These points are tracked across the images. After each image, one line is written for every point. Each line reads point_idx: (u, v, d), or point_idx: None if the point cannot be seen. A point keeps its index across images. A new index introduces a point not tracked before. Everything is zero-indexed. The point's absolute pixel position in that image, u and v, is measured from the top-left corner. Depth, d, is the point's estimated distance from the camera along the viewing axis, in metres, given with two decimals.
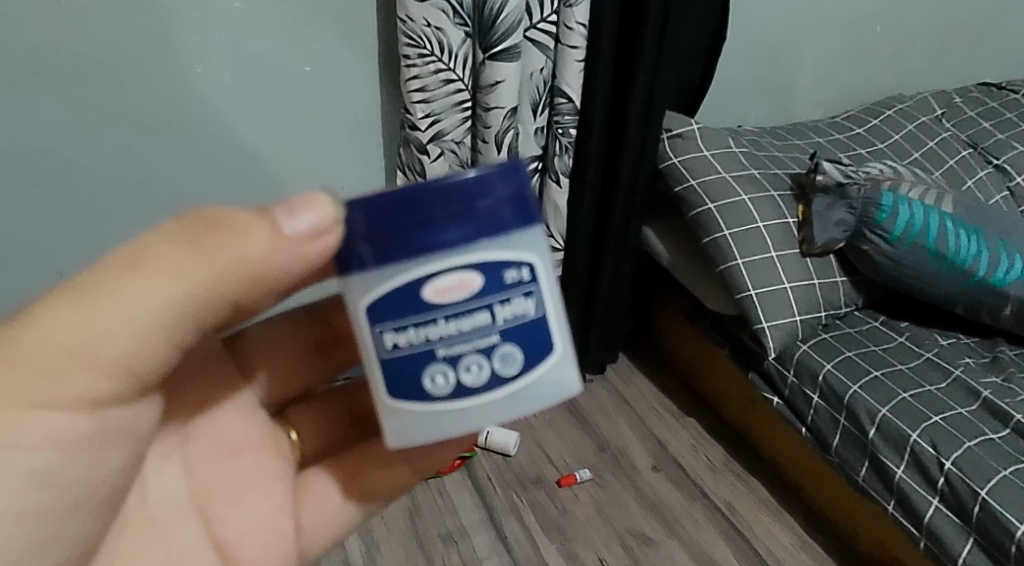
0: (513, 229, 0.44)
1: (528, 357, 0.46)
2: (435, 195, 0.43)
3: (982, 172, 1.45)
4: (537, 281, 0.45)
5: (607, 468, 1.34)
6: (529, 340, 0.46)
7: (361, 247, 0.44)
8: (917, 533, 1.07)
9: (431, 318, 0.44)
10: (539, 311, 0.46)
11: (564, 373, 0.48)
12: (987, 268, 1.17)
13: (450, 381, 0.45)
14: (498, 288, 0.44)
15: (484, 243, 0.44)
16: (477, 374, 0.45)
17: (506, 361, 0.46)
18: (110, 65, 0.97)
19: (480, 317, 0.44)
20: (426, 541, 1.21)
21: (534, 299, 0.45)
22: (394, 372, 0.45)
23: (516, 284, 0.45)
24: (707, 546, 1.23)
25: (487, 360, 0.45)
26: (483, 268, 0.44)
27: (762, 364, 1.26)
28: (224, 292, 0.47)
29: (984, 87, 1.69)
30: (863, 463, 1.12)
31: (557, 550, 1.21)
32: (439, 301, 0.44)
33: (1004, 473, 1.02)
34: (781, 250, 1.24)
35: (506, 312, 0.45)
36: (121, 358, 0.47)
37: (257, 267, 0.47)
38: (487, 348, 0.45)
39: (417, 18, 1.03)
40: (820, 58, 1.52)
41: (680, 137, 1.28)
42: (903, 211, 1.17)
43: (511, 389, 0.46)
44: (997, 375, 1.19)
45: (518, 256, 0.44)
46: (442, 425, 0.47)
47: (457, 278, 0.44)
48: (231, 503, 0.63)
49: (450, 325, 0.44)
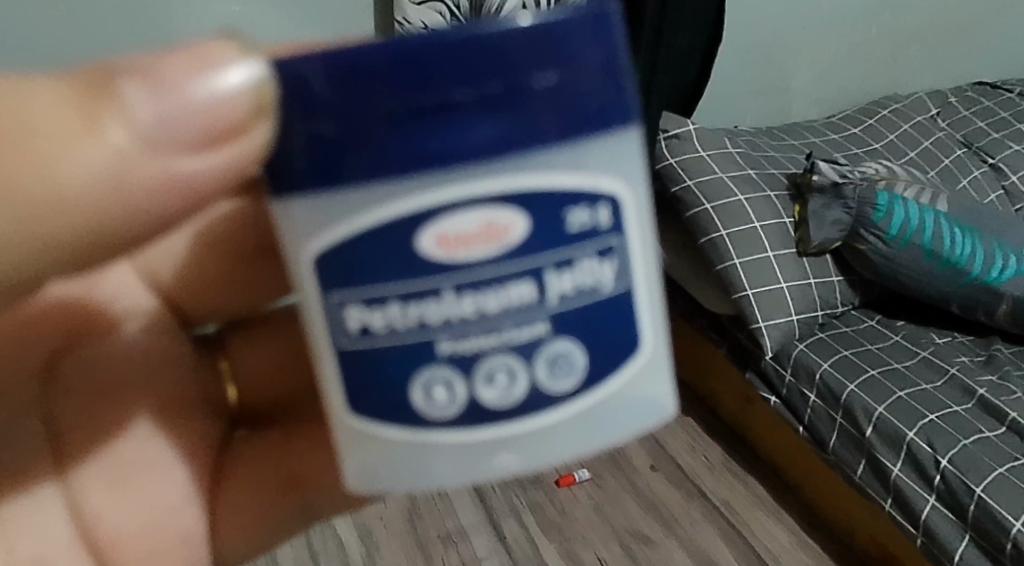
0: (587, 144, 0.31)
1: (586, 362, 0.33)
2: (461, 57, 0.28)
3: (977, 172, 1.46)
4: (618, 232, 0.32)
5: (606, 468, 1.34)
6: (591, 333, 0.33)
7: (324, 124, 0.29)
8: (915, 531, 1.07)
9: (433, 287, 0.31)
10: (616, 286, 0.33)
11: (645, 381, 0.35)
12: (982, 267, 1.18)
13: (458, 397, 0.32)
14: (552, 242, 0.31)
15: (539, 160, 0.30)
16: (503, 388, 0.33)
17: (553, 368, 0.33)
18: None
19: (518, 290, 0.31)
20: (425, 541, 1.21)
21: (610, 265, 0.32)
22: (373, 373, 0.32)
23: (581, 236, 0.31)
24: (706, 545, 1.23)
25: (521, 366, 0.32)
26: (528, 207, 0.30)
27: (760, 364, 1.26)
28: (64, 231, 0.34)
29: (978, 87, 1.69)
30: (860, 461, 1.13)
31: (555, 550, 1.21)
32: (452, 257, 0.30)
33: (1001, 470, 1.03)
34: (778, 250, 1.24)
35: (563, 285, 0.32)
36: None
37: (116, 187, 0.33)
38: (526, 345, 0.32)
39: (415, 21, 1.04)
40: (815, 60, 1.53)
41: (677, 138, 1.28)
42: (898, 210, 1.18)
43: (555, 412, 0.34)
44: (992, 373, 1.19)
45: (593, 190, 0.31)
46: (438, 465, 0.34)
47: (484, 221, 0.30)
48: (111, 493, 0.53)
49: (469, 302, 0.31)
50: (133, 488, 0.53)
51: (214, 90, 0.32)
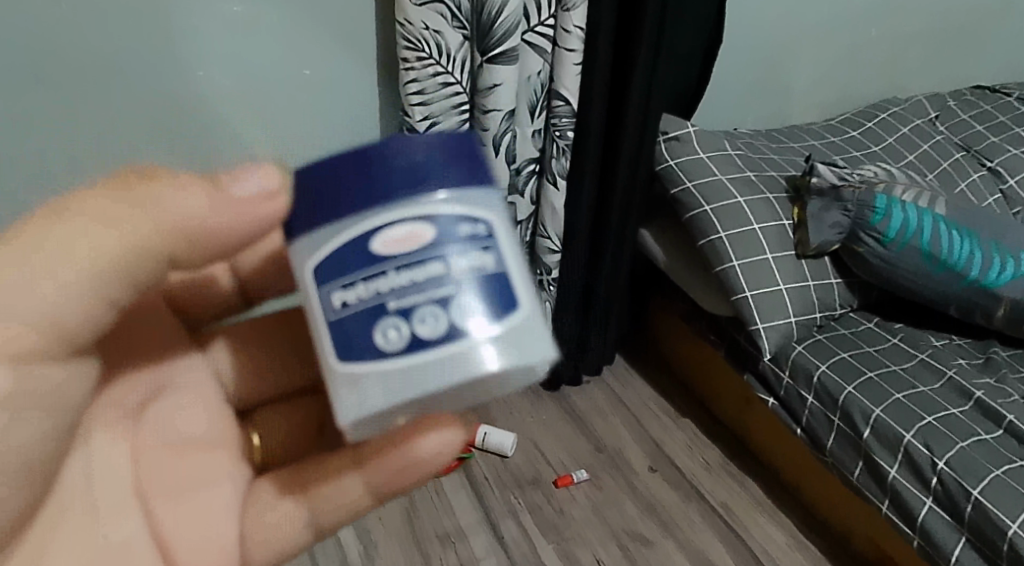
0: (470, 186, 0.45)
1: (490, 307, 0.43)
2: (386, 149, 0.45)
3: (975, 175, 1.47)
4: (495, 239, 0.44)
5: (604, 469, 1.34)
6: (491, 291, 0.43)
7: (310, 208, 0.46)
8: (911, 533, 1.08)
9: (380, 270, 0.43)
10: (498, 267, 0.44)
11: (537, 334, 0.45)
12: (979, 270, 1.19)
13: (404, 334, 0.43)
14: (450, 237, 0.44)
15: (440, 195, 0.44)
16: (433, 325, 0.42)
17: (465, 311, 0.43)
18: (108, 66, 0.97)
19: (434, 266, 0.43)
20: (424, 542, 1.21)
21: (492, 256, 0.44)
22: (341, 338, 0.43)
23: (473, 237, 0.44)
24: (703, 546, 1.24)
25: (444, 310, 0.43)
26: (435, 221, 0.44)
27: (758, 366, 1.27)
28: (154, 243, 0.49)
29: (977, 91, 1.70)
30: (858, 464, 1.13)
31: (554, 550, 1.22)
32: (389, 252, 0.43)
33: (997, 472, 1.03)
34: (777, 252, 1.25)
35: (466, 262, 0.43)
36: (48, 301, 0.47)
37: (173, 228, 0.49)
38: (443, 297, 0.43)
39: (415, 21, 1.03)
40: (815, 63, 1.54)
41: (677, 140, 1.29)
42: (896, 213, 1.19)
43: (472, 342, 0.42)
44: (989, 376, 1.20)
45: (474, 215, 0.44)
46: (396, 390, 0.42)
47: (408, 230, 0.44)
48: (174, 498, 0.60)
49: (399, 277, 0.43)
50: (193, 494, 0.61)
51: (260, 178, 0.50)
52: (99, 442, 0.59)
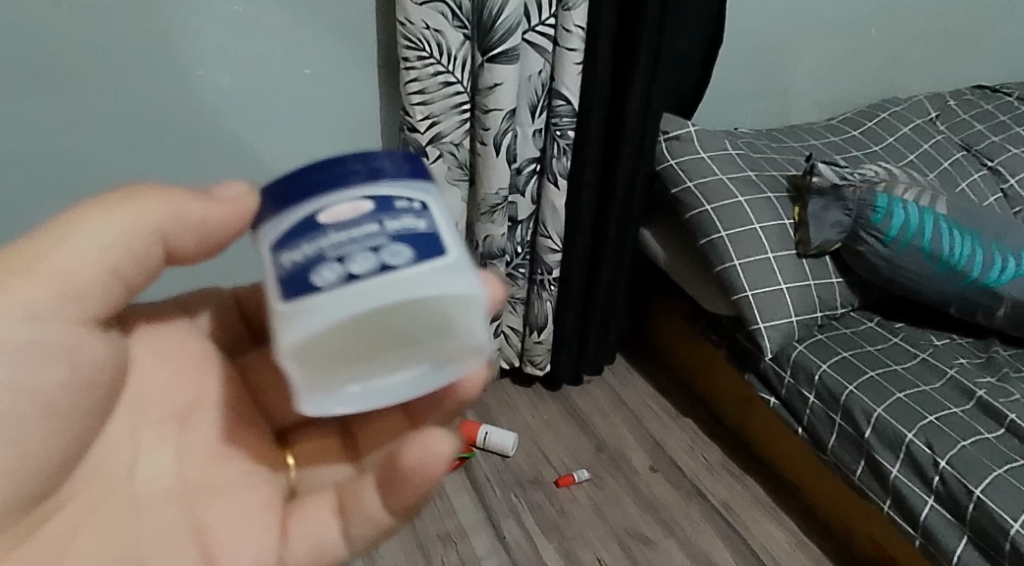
0: (409, 177, 0.50)
1: (417, 253, 0.46)
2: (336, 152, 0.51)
3: (976, 175, 1.47)
4: (427, 209, 0.49)
5: (606, 469, 1.34)
6: (420, 242, 0.47)
7: (272, 198, 0.51)
8: (913, 532, 1.08)
9: (324, 231, 0.47)
10: (428, 227, 0.48)
11: (462, 279, 0.48)
12: (981, 269, 1.19)
13: (337, 274, 0.45)
14: (388, 207, 0.48)
15: (380, 177, 0.49)
16: (365, 265, 0.46)
17: (394, 255, 0.46)
18: (109, 64, 0.97)
19: (369, 226, 0.47)
20: (425, 541, 1.21)
21: (425, 219, 0.48)
22: (286, 282, 0.46)
23: (407, 208, 0.48)
24: (705, 546, 1.23)
25: (375, 254, 0.46)
26: (374, 195, 0.48)
27: (759, 365, 1.27)
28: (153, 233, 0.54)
29: (978, 90, 1.70)
30: (859, 462, 1.13)
31: (555, 550, 1.21)
32: (331, 217, 0.47)
33: (999, 471, 1.03)
34: (778, 251, 1.25)
35: (396, 222, 0.47)
36: (64, 277, 0.53)
37: (170, 215, 0.54)
38: (377, 246, 0.46)
39: (416, 21, 1.04)
40: (815, 63, 1.54)
41: (677, 140, 1.29)
42: (897, 212, 1.19)
43: (398, 279, 0.46)
44: (991, 375, 1.20)
45: (410, 192, 0.49)
46: (327, 317, 0.45)
47: (348, 201, 0.48)
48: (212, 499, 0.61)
49: (339, 235, 0.46)
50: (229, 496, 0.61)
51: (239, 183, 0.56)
52: (146, 442, 0.62)
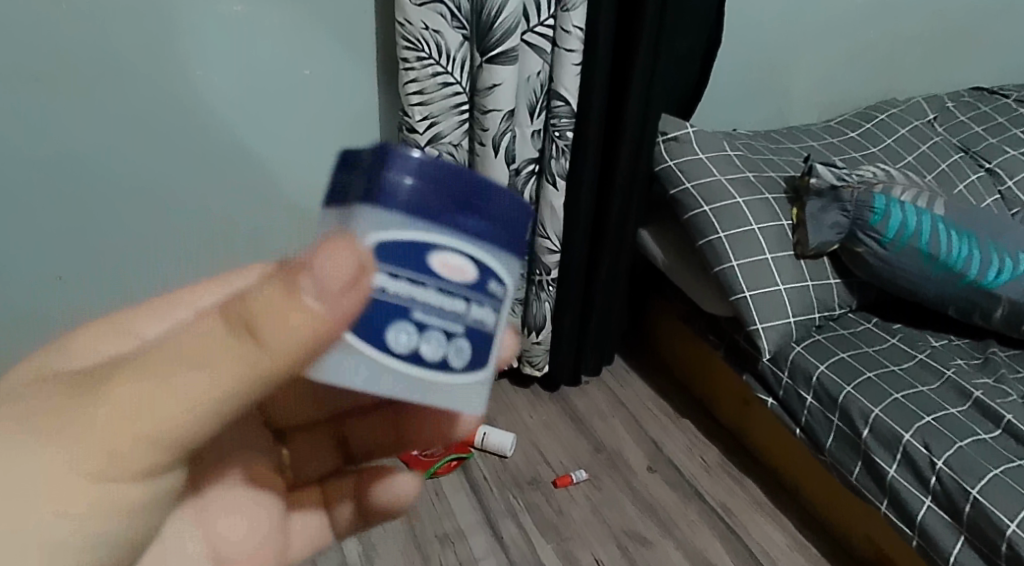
0: (507, 250, 0.47)
1: (474, 353, 0.47)
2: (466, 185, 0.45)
3: (973, 176, 1.47)
4: (503, 292, 0.47)
5: (604, 469, 1.35)
6: (479, 342, 0.47)
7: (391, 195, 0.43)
8: (911, 533, 1.08)
9: (423, 283, 0.44)
10: (495, 319, 0.48)
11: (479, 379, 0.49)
12: (978, 270, 1.19)
13: (410, 341, 0.45)
14: (489, 274, 0.46)
15: (493, 247, 0.46)
16: (434, 347, 0.45)
17: (478, 322, 0.47)
18: (109, 63, 0.97)
19: (459, 304, 0.46)
20: (424, 542, 1.21)
21: (491, 310, 0.47)
22: (373, 333, 0.44)
23: (494, 295, 0.47)
24: (703, 546, 1.24)
25: (446, 344, 0.46)
26: (481, 267, 0.46)
27: (757, 366, 1.27)
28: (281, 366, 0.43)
29: (976, 92, 1.70)
30: (857, 463, 1.13)
31: (553, 550, 1.22)
32: (440, 271, 0.44)
33: (996, 471, 1.03)
34: (776, 252, 1.25)
35: (480, 311, 0.46)
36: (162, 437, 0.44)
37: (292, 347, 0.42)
38: (452, 332, 0.46)
39: (415, 21, 1.04)
40: (814, 64, 1.54)
41: (676, 140, 1.30)
42: (896, 213, 1.19)
43: (469, 375, 0.48)
44: (988, 376, 1.20)
45: (502, 270, 0.47)
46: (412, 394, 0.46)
47: (457, 262, 0.45)
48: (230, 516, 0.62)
49: (430, 296, 0.45)
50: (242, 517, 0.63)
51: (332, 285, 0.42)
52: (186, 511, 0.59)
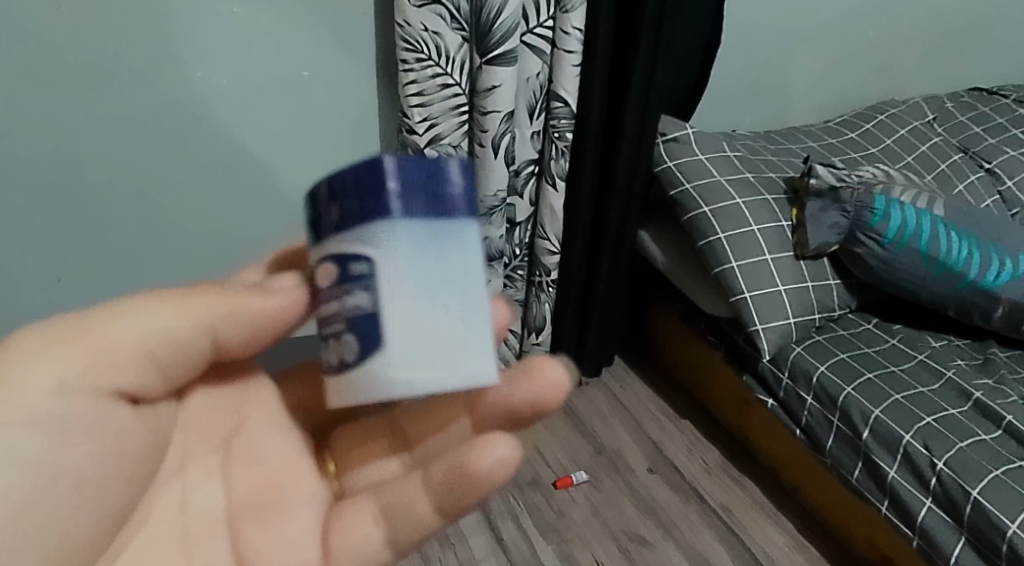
0: (359, 227, 0.47)
1: (361, 347, 0.48)
2: (317, 192, 0.49)
3: (973, 176, 1.47)
4: (376, 275, 0.47)
5: (604, 470, 1.35)
6: (365, 331, 0.48)
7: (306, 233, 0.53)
8: (911, 534, 1.08)
9: (319, 300, 0.51)
10: (372, 305, 0.47)
11: (405, 371, 0.47)
12: (978, 271, 1.19)
13: (324, 359, 0.51)
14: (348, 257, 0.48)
15: (337, 237, 0.48)
16: (332, 355, 0.49)
17: (355, 308, 0.48)
18: (108, 64, 0.96)
19: (335, 305, 0.49)
20: (424, 544, 1.21)
21: (370, 293, 0.48)
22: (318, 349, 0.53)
23: (358, 277, 0.48)
24: (703, 547, 1.24)
25: (337, 345, 0.49)
26: (335, 260, 0.49)
27: (757, 367, 1.27)
28: (240, 333, 0.55)
29: (975, 93, 1.70)
30: (857, 464, 1.13)
31: (553, 551, 1.22)
32: (321, 284, 0.50)
33: (996, 472, 1.04)
34: (776, 253, 1.25)
35: (351, 300, 0.48)
36: (118, 357, 0.52)
37: (246, 321, 0.55)
38: (339, 332, 0.49)
39: (415, 22, 1.04)
40: (813, 64, 1.54)
41: (675, 141, 1.30)
42: (895, 214, 1.19)
43: (362, 370, 0.48)
44: (988, 376, 1.20)
45: (360, 251, 0.48)
46: (338, 399, 0.50)
47: (323, 268, 0.50)
48: (256, 516, 0.59)
49: (324, 307, 0.50)
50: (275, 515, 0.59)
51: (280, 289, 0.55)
52: (191, 477, 0.59)
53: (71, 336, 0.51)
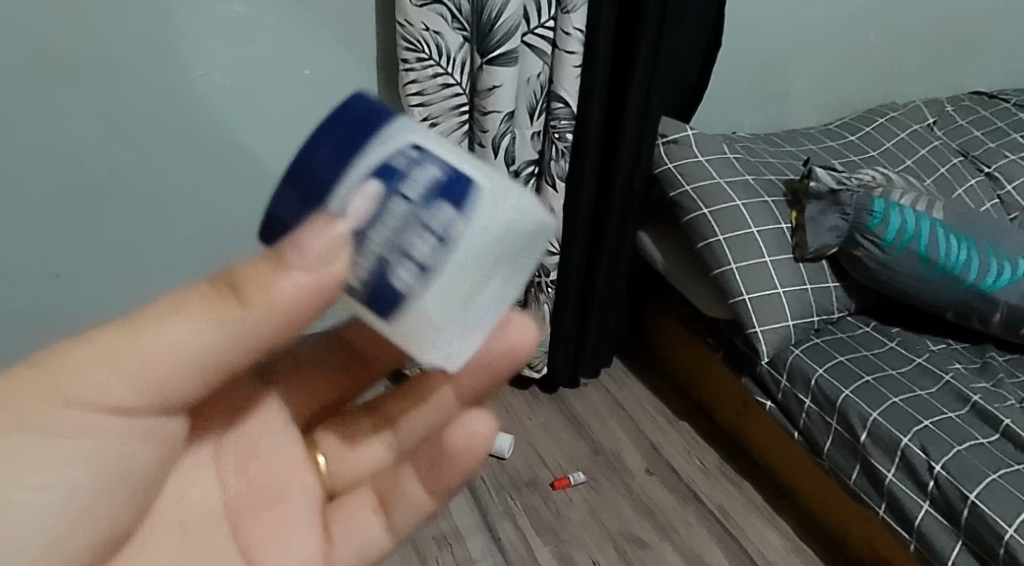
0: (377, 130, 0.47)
1: (454, 206, 0.45)
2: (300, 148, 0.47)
3: (973, 180, 1.47)
4: (420, 149, 0.46)
5: (601, 471, 1.35)
6: (449, 190, 0.45)
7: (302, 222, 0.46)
8: (908, 537, 1.08)
9: (365, 235, 0.45)
10: (443, 168, 0.46)
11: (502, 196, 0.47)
12: (977, 274, 1.19)
13: (410, 274, 0.45)
14: (397, 174, 0.45)
15: (361, 158, 0.46)
16: (424, 250, 0.45)
17: (417, 183, 0.45)
18: (108, 62, 0.96)
19: (393, 208, 0.45)
20: (420, 543, 1.21)
21: (429, 162, 0.46)
22: (380, 299, 0.46)
23: (406, 164, 0.46)
24: (699, 549, 1.24)
25: (427, 236, 0.45)
26: (376, 174, 0.45)
27: (755, 369, 1.27)
28: (275, 327, 0.45)
29: (976, 96, 1.70)
30: (855, 467, 1.13)
31: (550, 552, 1.22)
32: (357, 220, 0.45)
33: (993, 476, 1.04)
34: (775, 255, 1.25)
35: (412, 185, 0.45)
36: (146, 374, 0.45)
37: (284, 309, 0.44)
38: (421, 219, 0.45)
39: (416, 22, 1.04)
40: (814, 66, 1.54)
41: (675, 143, 1.30)
42: (895, 217, 1.19)
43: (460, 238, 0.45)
44: (987, 380, 1.20)
45: (397, 144, 0.46)
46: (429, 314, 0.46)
47: (360, 197, 0.45)
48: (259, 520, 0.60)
49: (379, 234, 0.45)
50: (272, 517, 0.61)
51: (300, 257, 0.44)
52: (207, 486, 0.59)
53: (105, 343, 0.45)
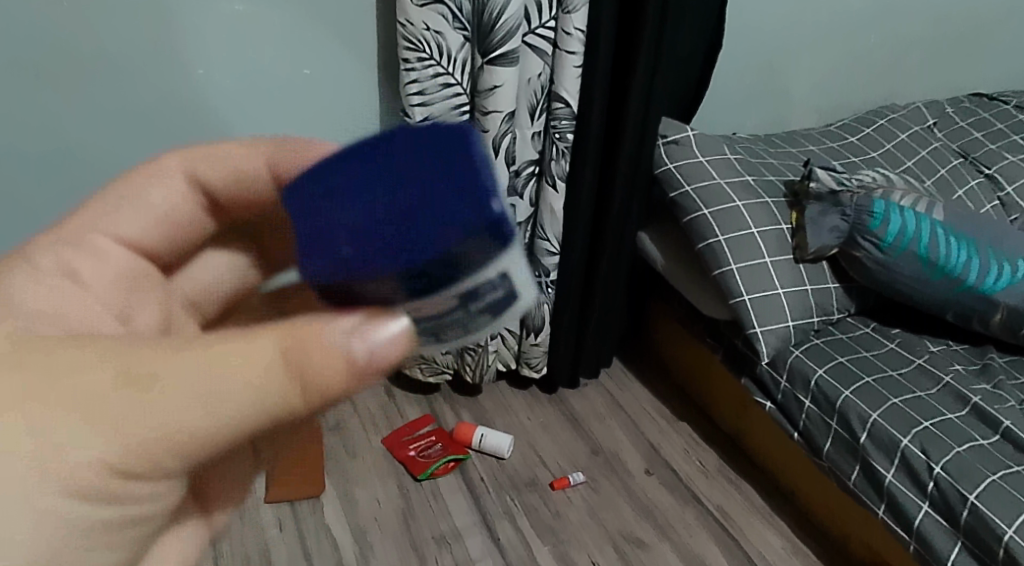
0: (485, 253, 0.42)
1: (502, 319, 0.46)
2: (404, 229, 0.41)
3: (972, 182, 1.47)
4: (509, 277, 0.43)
5: (600, 471, 1.35)
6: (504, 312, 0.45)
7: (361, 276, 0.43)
8: (907, 537, 1.08)
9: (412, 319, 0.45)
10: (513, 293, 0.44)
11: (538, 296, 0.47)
12: (977, 275, 1.19)
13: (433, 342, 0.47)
14: (475, 296, 0.43)
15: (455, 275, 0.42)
16: (455, 337, 0.47)
17: (487, 303, 0.44)
18: (110, 61, 0.96)
19: (457, 314, 0.44)
20: (419, 543, 1.21)
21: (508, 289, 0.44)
22: None
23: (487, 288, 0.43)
24: (698, 549, 1.24)
25: (466, 331, 0.46)
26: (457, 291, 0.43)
27: (755, 370, 1.27)
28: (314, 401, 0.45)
29: (976, 98, 1.70)
30: (855, 468, 1.13)
31: (549, 552, 1.21)
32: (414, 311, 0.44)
33: (993, 478, 1.04)
34: (775, 256, 1.25)
35: (480, 303, 0.44)
36: (180, 433, 0.43)
37: (332, 386, 0.45)
38: (465, 325, 0.45)
39: (417, 22, 1.04)
40: (814, 68, 1.54)
41: (676, 144, 1.30)
42: (895, 218, 1.19)
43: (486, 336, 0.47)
44: (986, 381, 1.20)
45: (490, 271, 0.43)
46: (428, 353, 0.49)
47: (431, 300, 0.43)
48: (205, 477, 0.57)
49: (427, 321, 0.45)
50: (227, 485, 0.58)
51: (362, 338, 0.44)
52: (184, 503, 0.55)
53: (145, 385, 0.42)
